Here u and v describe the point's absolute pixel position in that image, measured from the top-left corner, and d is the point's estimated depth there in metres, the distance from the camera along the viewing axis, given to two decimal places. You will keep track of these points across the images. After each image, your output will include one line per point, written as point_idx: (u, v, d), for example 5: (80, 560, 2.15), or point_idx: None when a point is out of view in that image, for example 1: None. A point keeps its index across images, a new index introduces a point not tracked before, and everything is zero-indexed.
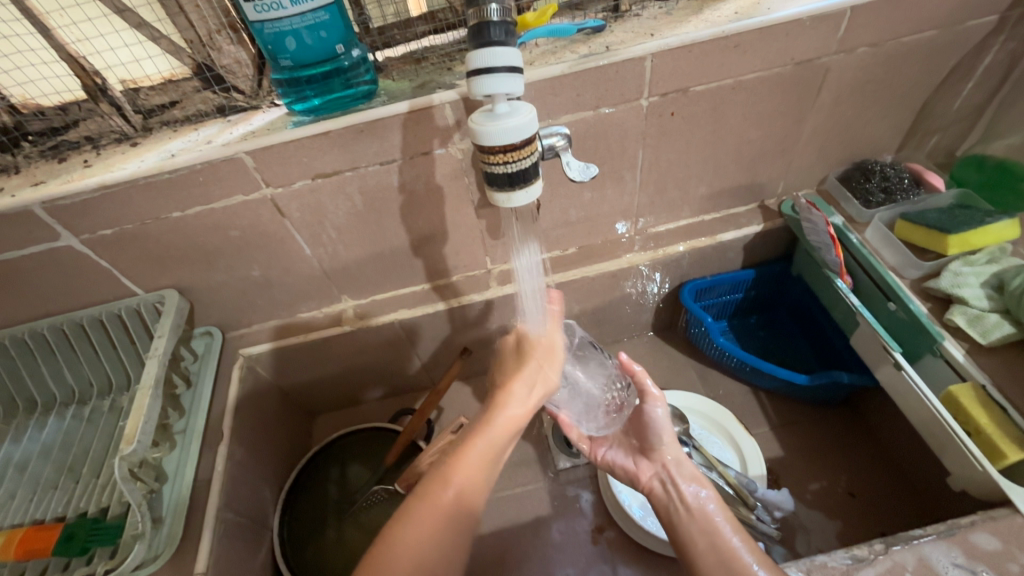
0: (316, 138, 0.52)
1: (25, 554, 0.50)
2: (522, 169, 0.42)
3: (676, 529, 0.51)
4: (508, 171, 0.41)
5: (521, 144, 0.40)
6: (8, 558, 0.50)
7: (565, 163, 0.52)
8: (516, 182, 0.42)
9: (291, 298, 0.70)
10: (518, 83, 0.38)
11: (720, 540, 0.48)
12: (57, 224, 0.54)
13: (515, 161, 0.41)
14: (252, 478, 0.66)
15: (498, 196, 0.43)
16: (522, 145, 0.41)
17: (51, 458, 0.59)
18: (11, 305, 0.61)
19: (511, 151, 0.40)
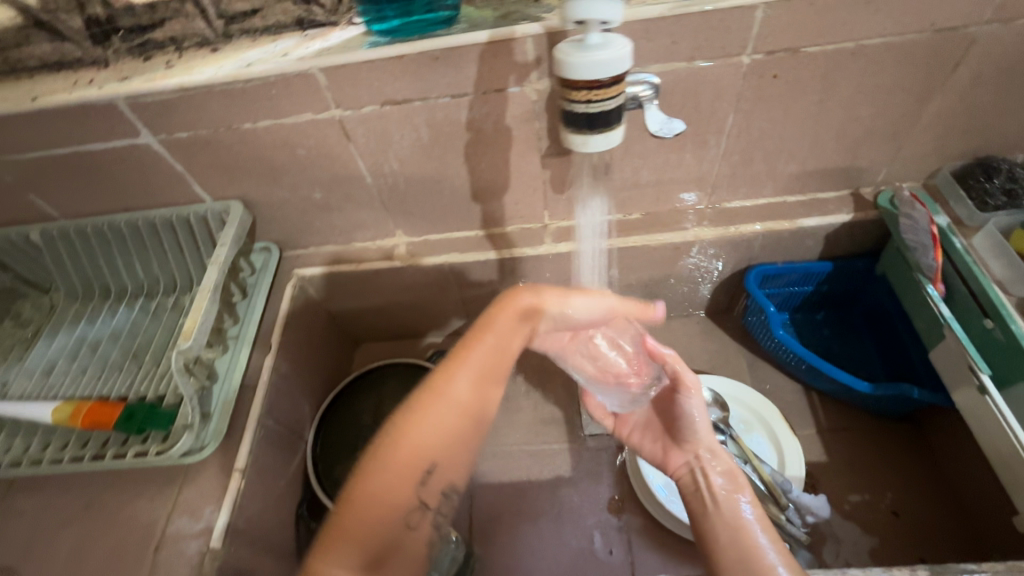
0: (391, 61, 0.51)
1: (90, 424, 0.54)
2: (603, 111, 0.38)
3: (698, 521, 0.50)
4: (587, 111, 0.39)
5: (607, 82, 0.37)
6: (77, 426, 0.54)
7: (647, 116, 0.48)
8: (595, 125, 0.40)
9: (347, 226, 0.70)
10: (618, 10, 0.35)
11: (745, 538, 0.46)
12: (138, 121, 0.56)
13: (597, 101, 0.38)
14: (293, 391, 0.68)
15: (573, 138, 0.41)
16: (608, 84, 0.37)
17: (120, 343, 0.63)
18: (94, 195, 0.64)
19: (595, 89, 0.37)
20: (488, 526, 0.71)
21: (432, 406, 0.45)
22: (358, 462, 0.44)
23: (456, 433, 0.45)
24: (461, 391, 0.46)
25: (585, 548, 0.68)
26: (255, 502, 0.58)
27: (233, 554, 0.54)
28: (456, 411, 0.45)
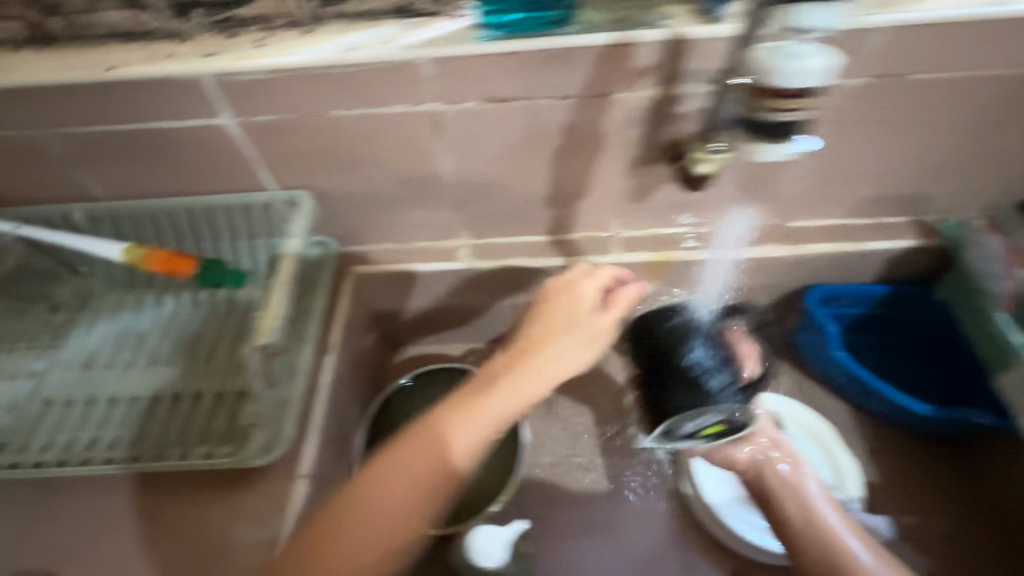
0: (503, 57, 0.49)
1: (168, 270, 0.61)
2: (792, 121, 0.42)
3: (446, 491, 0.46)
4: (777, 121, 0.42)
5: (803, 94, 0.40)
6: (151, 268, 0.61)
7: (793, 140, 0.44)
8: (777, 135, 0.43)
9: (414, 225, 0.68)
10: (835, 18, 0.37)
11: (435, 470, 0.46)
12: (221, 101, 0.52)
13: (790, 111, 0.41)
14: (345, 394, 0.67)
15: (750, 146, 0.45)
16: (803, 95, 0.40)
17: (169, 333, 0.60)
18: (149, 178, 0.60)
19: (792, 99, 0.40)
20: (536, 537, 0.69)
21: (387, 469, 0.46)
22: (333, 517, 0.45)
23: (425, 484, 0.46)
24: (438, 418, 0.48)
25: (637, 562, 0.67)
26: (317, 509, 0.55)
27: None
28: (426, 472, 0.46)
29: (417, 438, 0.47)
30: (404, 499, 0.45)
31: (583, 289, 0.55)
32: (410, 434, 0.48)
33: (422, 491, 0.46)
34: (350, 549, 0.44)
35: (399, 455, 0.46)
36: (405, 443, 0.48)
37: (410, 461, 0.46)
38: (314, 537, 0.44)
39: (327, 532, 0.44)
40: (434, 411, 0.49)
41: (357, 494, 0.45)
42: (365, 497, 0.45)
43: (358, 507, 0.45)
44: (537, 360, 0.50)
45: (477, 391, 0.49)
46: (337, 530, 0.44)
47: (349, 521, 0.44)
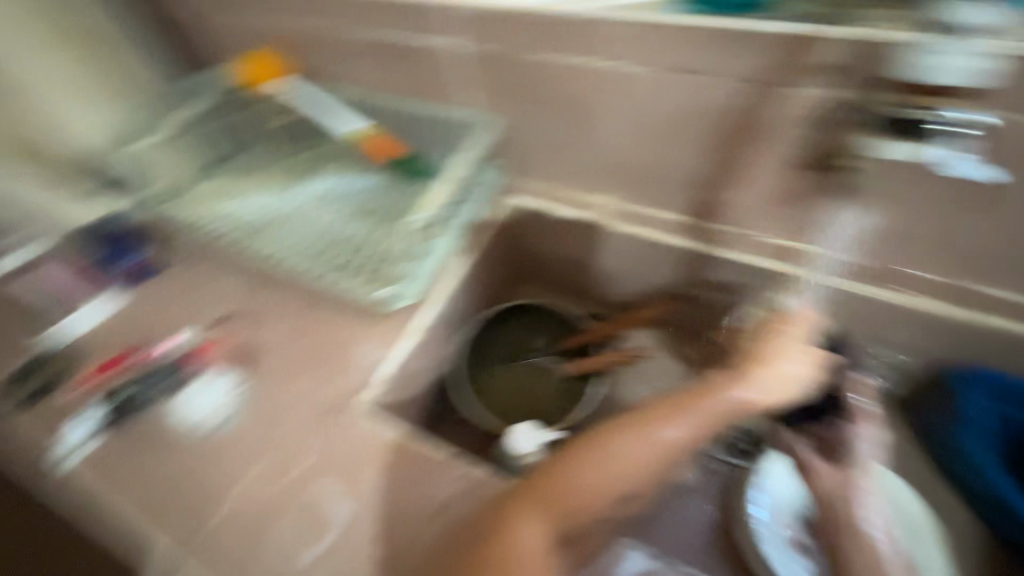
0: (691, 29, 0.53)
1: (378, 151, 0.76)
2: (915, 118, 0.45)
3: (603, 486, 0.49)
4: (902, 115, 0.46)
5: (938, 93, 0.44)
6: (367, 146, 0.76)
7: (957, 161, 0.46)
8: (899, 133, 0.47)
9: (570, 172, 0.76)
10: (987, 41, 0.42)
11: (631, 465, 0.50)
12: (455, 27, 0.66)
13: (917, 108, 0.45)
14: (467, 292, 0.79)
15: (871, 140, 0.49)
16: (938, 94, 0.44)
17: (365, 198, 0.80)
18: (391, 80, 0.78)
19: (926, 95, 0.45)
20: None
21: (596, 475, 0.49)
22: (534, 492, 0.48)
23: (611, 488, 0.49)
24: (656, 448, 0.50)
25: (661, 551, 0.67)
26: (414, 361, 0.69)
27: (388, 394, 0.64)
28: (610, 478, 0.49)
29: (631, 442, 0.50)
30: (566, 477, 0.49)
31: (789, 394, 0.52)
32: (617, 442, 0.50)
33: (602, 491, 0.49)
34: (570, 497, 0.48)
35: (637, 442, 0.50)
36: (590, 441, 0.51)
37: (649, 458, 0.50)
38: (538, 486, 0.49)
39: (563, 483, 0.48)
40: (642, 428, 0.51)
41: (576, 484, 0.48)
42: (607, 477, 0.49)
43: (596, 478, 0.49)
44: (721, 400, 0.51)
45: (657, 412, 0.52)
46: (547, 502, 0.48)
47: (557, 503, 0.48)
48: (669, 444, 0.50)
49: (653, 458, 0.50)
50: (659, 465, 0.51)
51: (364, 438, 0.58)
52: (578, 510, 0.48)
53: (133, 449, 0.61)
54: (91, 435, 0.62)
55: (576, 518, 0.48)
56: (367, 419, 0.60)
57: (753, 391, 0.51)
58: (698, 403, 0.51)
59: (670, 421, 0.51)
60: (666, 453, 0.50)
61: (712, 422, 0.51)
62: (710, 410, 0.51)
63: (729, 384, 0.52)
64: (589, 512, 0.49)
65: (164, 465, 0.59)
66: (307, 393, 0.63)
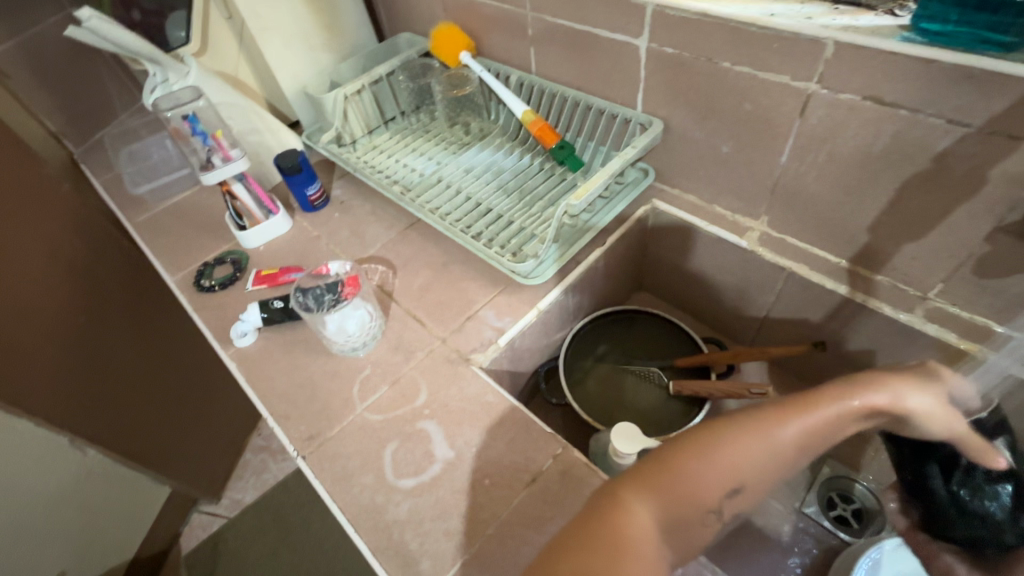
0: (914, 61, 0.49)
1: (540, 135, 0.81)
2: None
3: (711, 484, 0.40)
4: None
5: None
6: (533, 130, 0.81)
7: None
8: None
9: (724, 188, 0.74)
10: None
11: (742, 466, 0.41)
12: (646, 26, 0.66)
13: None
14: (590, 286, 0.81)
15: None
16: None
17: (517, 176, 0.84)
18: (566, 68, 0.81)
19: None
20: None
21: (709, 468, 0.40)
22: (634, 478, 0.41)
23: (727, 483, 0.41)
24: (776, 447, 0.42)
25: None
26: (529, 337, 0.72)
27: (500, 359, 0.68)
28: (726, 474, 0.41)
29: (750, 432, 0.42)
30: (675, 464, 0.41)
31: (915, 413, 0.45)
32: (729, 433, 0.42)
33: (717, 488, 0.40)
34: (681, 493, 0.39)
35: (751, 445, 0.41)
36: (697, 431, 0.43)
37: (758, 459, 0.41)
38: (648, 471, 0.41)
39: (674, 469, 0.40)
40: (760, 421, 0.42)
41: (683, 476, 0.40)
42: (713, 475, 0.40)
43: (704, 475, 0.40)
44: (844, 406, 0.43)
45: (775, 408, 0.43)
46: (655, 492, 0.39)
47: (667, 491, 0.39)
48: (782, 448, 0.42)
49: (763, 460, 0.42)
50: (768, 468, 0.42)
51: (474, 393, 0.62)
52: (697, 503, 0.40)
53: (280, 350, 0.70)
54: (250, 329, 0.71)
55: (691, 512, 0.40)
56: (479, 376, 0.63)
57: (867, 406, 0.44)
58: (820, 408, 0.42)
59: (789, 423, 0.42)
60: (778, 455, 0.42)
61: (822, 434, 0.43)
62: (826, 414, 0.43)
63: (845, 390, 0.44)
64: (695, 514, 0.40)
65: (302, 369, 0.68)
66: (431, 339, 0.68)
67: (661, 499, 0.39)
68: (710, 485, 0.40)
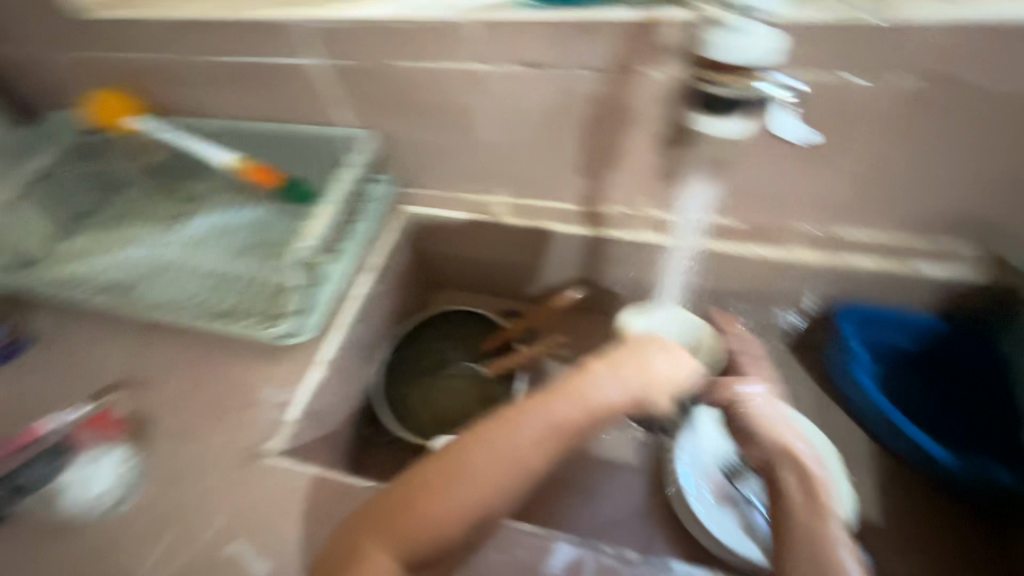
0: (540, 25, 0.54)
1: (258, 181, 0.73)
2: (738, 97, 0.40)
3: (445, 510, 0.45)
4: (724, 96, 0.41)
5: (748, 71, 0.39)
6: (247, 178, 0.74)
7: (789, 121, 0.48)
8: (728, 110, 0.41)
9: (460, 175, 0.76)
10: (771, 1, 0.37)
11: (478, 487, 0.46)
12: (311, 44, 0.63)
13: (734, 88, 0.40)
14: (377, 313, 0.78)
15: (701, 120, 0.43)
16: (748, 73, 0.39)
17: (251, 232, 0.75)
18: (258, 105, 0.74)
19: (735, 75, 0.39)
20: None
21: (443, 493, 0.45)
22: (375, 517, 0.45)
23: (468, 510, 0.45)
24: (511, 458, 0.47)
25: (602, 528, 0.69)
26: (328, 395, 0.67)
27: (301, 434, 0.61)
28: (465, 501, 0.45)
29: (483, 447, 0.47)
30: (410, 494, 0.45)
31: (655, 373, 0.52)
32: (466, 450, 0.47)
33: (456, 518, 0.45)
34: (447, 506, 0.45)
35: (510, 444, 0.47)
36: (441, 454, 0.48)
37: (518, 458, 0.47)
38: (387, 508, 0.45)
39: (413, 505, 0.45)
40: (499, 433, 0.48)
41: (420, 507, 0.45)
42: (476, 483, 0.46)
43: (465, 485, 0.46)
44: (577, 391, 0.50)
45: (518, 412, 0.49)
46: (393, 530, 0.44)
47: (402, 525, 0.44)
48: (542, 439, 0.48)
49: (504, 469, 0.46)
50: (509, 480, 0.46)
51: (279, 486, 0.55)
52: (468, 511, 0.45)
53: (18, 552, 0.54)
54: None
55: (429, 542, 0.44)
56: (278, 465, 0.57)
57: (614, 380, 0.51)
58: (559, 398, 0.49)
59: (518, 430, 0.48)
60: (539, 447, 0.48)
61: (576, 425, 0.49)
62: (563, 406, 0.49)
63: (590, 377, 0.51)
64: (469, 520, 0.45)
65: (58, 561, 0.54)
66: (212, 450, 0.59)
67: (400, 537, 0.44)
68: (450, 516, 0.45)
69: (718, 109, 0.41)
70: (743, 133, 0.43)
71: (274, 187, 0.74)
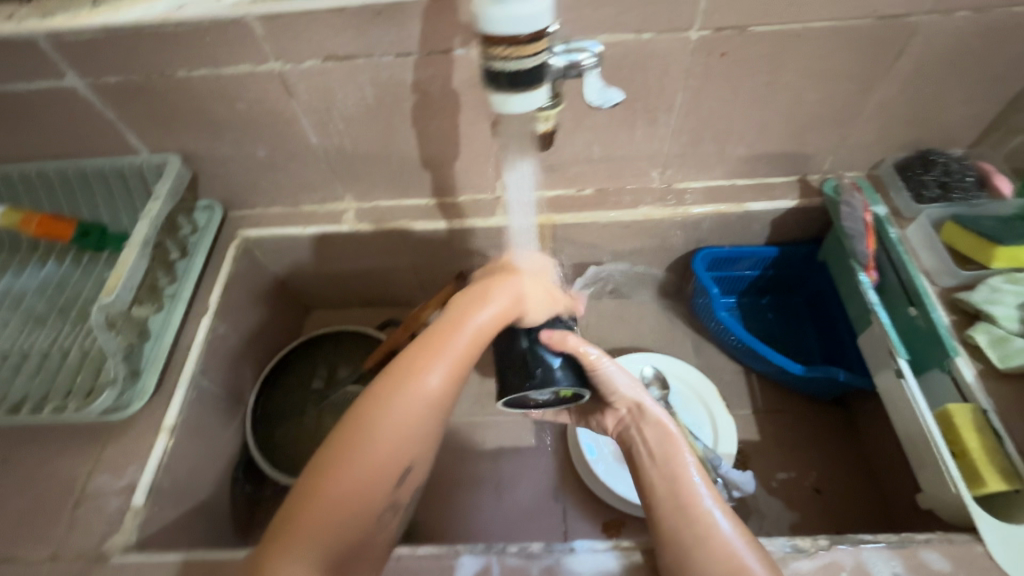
0: (330, 12, 0.48)
1: (44, 234, 0.61)
2: (524, 70, 0.33)
3: (355, 485, 0.40)
4: (507, 69, 0.33)
5: (525, 39, 0.32)
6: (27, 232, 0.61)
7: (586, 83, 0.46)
8: (517, 84, 0.33)
9: (294, 187, 0.69)
10: None
11: (385, 448, 0.41)
12: (61, 61, 0.52)
13: (516, 59, 0.32)
14: (232, 355, 0.69)
15: (493, 99, 0.35)
16: (527, 41, 0.32)
17: (46, 295, 0.62)
18: (18, 142, 0.61)
19: (513, 45, 0.32)
20: (423, 495, 0.71)
21: (349, 470, 0.40)
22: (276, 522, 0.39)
23: (382, 475, 0.41)
24: (415, 410, 0.42)
25: (517, 517, 0.69)
26: (184, 463, 0.58)
27: (154, 517, 0.53)
28: (372, 470, 0.40)
29: (381, 407, 0.42)
30: (313, 482, 0.40)
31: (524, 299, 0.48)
32: (361, 420, 0.41)
33: (372, 490, 0.40)
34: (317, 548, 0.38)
35: (361, 459, 0.40)
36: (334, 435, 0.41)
37: (374, 462, 0.40)
38: (290, 511, 0.39)
39: (319, 494, 0.39)
40: (396, 389, 0.42)
41: (325, 493, 0.39)
42: (338, 511, 0.39)
43: (326, 517, 0.39)
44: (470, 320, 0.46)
45: (409, 362, 0.44)
46: (298, 532, 0.38)
47: (309, 519, 0.38)
48: (430, 391, 0.43)
49: (409, 420, 0.42)
50: (418, 428, 0.42)
51: None
52: (345, 535, 0.39)
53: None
54: None
55: (351, 524, 0.39)
56: (126, 564, 0.48)
57: (486, 306, 0.46)
58: (448, 330, 0.45)
59: (414, 377, 0.43)
60: (430, 403, 0.42)
61: (427, 410, 0.42)
62: (456, 336, 0.45)
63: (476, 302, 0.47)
64: (376, 501, 0.41)
65: None
66: (36, 568, 0.48)
67: (306, 536, 0.38)
68: (366, 486, 0.40)
69: (505, 90, 0.34)
70: (536, 106, 0.35)
71: (67, 237, 0.62)
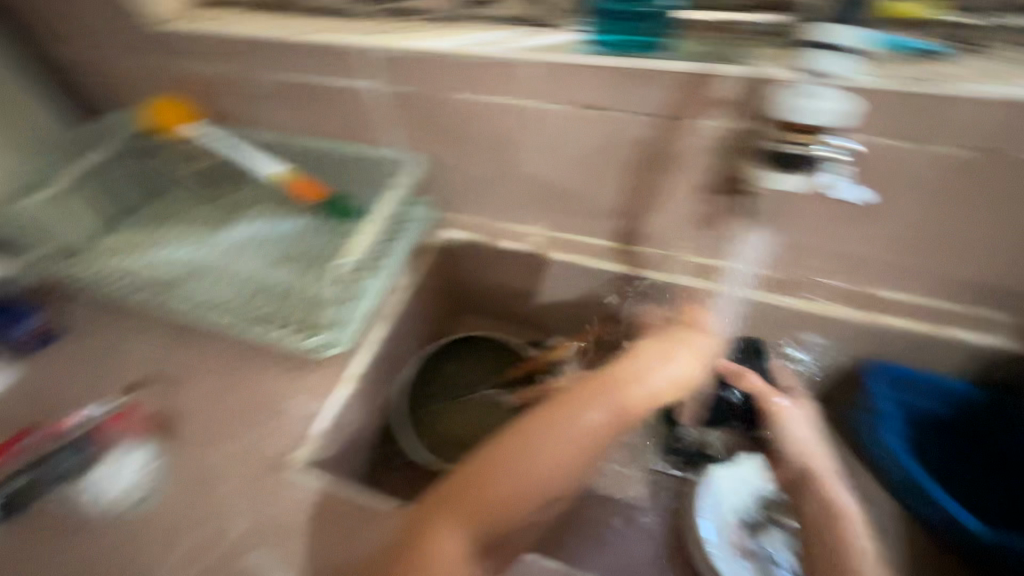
0: (593, 69, 0.56)
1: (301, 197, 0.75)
2: (802, 152, 0.44)
3: (495, 493, 0.51)
4: (784, 147, 0.45)
5: (812, 128, 0.43)
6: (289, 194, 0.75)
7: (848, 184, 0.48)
8: (790, 163, 0.45)
9: (496, 204, 0.77)
10: (830, 91, 0.43)
11: (542, 461, 0.53)
12: (371, 69, 0.66)
13: (798, 144, 0.44)
14: (404, 333, 0.78)
15: (764, 174, 0.47)
16: (813, 129, 0.44)
17: (290, 244, 0.77)
18: (311, 121, 0.77)
19: (800, 132, 0.44)
20: None
21: (501, 479, 0.52)
22: (433, 506, 0.51)
23: (532, 488, 0.53)
24: (568, 438, 0.55)
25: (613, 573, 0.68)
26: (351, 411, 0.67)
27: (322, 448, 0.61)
28: (525, 486, 0.53)
29: (554, 423, 0.55)
30: (468, 483, 0.52)
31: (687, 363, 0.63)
32: (522, 436, 0.54)
33: (516, 504, 0.52)
34: (471, 518, 0.50)
35: (510, 469, 0.52)
36: (495, 446, 0.54)
37: (517, 480, 0.52)
38: (445, 497, 0.51)
39: (478, 491, 0.51)
40: (562, 410, 0.56)
41: (477, 494, 0.51)
42: (489, 505, 0.51)
43: (480, 509, 0.51)
44: (632, 379, 0.59)
45: (580, 397, 0.57)
46: (450, 518, 0.50)
47: (463, 507, 0.51)
48: (583, 427, 0.56)
49: (566, 443, 0.55)
50: (571, 453, 0.55)
51: (299, 500, 0.55)
52: (494, 512, 0.51)
53: (31, 546, 0.54)
54: None
55: (491, 522, 0.50)
56: (297, 480, 0.56)
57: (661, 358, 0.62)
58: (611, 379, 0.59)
59: (581, 409, 0.56)
60: (580, 440, 0.55)
61: (577, 438, 0.55)
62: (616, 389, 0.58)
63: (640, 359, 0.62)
64: (517, 510, 0.52)
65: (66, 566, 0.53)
66: (234, 458, 0.58)
67: (461, 519, 0.50)
68: (508, 500, 0.52)
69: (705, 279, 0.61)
70: (802, 186, 0.45)
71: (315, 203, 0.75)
